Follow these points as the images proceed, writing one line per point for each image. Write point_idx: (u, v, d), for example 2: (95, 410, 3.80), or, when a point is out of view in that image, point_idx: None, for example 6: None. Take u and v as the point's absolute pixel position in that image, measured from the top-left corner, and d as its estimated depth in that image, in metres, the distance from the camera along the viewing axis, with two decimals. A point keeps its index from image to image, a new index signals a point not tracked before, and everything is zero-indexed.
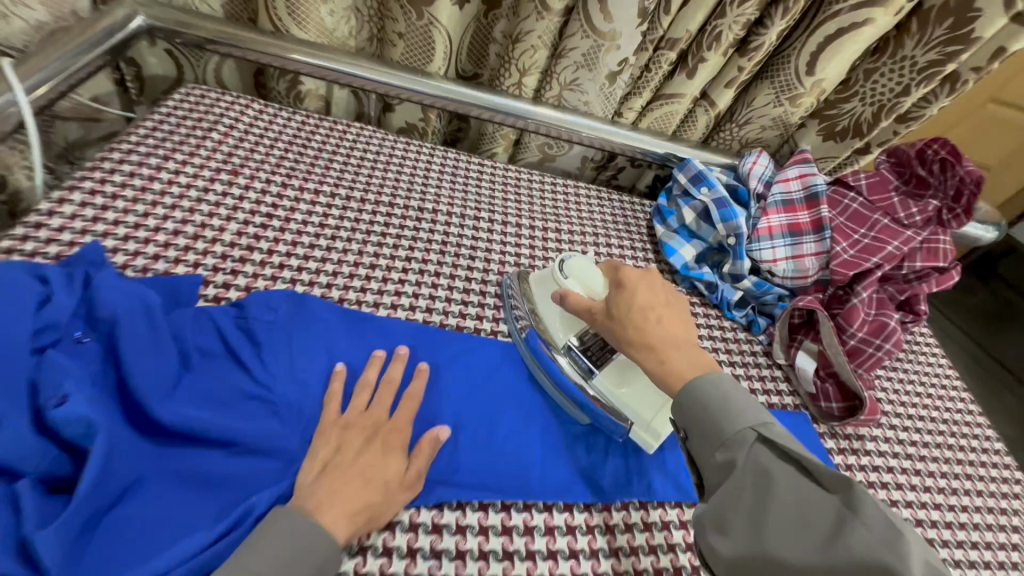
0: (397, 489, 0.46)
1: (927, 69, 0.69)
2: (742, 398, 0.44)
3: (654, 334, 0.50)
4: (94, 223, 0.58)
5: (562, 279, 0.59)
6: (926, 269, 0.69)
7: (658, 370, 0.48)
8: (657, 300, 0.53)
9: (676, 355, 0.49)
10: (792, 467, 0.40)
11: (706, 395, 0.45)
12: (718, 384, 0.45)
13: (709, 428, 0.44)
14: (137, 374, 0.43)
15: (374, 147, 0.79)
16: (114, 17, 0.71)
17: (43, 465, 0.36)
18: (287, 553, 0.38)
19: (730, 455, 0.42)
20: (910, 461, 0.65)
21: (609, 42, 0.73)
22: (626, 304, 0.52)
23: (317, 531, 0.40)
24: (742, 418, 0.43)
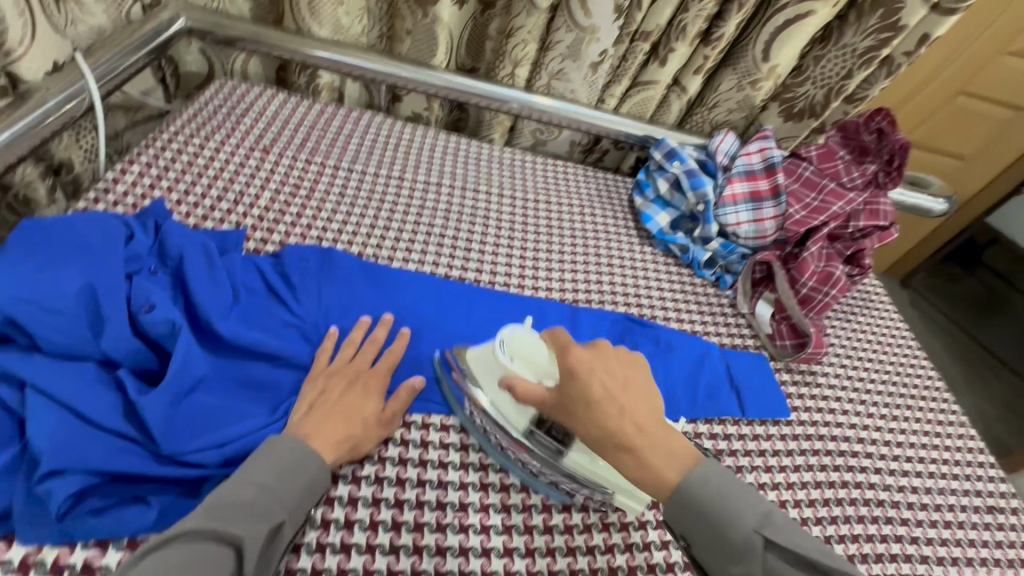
0: (373, 426, 0.51)
1: (865, 53, 0.79)
2: (734, 493, 0.45)
3: (623, 430, 0.46)
4: (152, 190, 0.69)
5: (504, 361, 0.52)
6: (869, 228, 0.79)
7: (636, 472, 0.46)
8: (616, 386, 0.48)
9: (653, 454, 0.46)
10: (804, 570, 0.41)
11: (703, 501, 0.44)
12: (710, 483, 0.45)
13: (714, 538, 0.44)
14: (202, 298, 0.53)
15: (385, 132, 0.90)
16: (159, 20, 0.81)
17: (139, 354, 0.46)
18: (283, 468, 0.43)
19: (742, 566, 0.42)
20: (857, 393, 0.74)
21: (590, 35, 0.83)
22: (584, 396, 0.47)
23: (309, 450, 0.45)
24: (743, 522, 0.43)
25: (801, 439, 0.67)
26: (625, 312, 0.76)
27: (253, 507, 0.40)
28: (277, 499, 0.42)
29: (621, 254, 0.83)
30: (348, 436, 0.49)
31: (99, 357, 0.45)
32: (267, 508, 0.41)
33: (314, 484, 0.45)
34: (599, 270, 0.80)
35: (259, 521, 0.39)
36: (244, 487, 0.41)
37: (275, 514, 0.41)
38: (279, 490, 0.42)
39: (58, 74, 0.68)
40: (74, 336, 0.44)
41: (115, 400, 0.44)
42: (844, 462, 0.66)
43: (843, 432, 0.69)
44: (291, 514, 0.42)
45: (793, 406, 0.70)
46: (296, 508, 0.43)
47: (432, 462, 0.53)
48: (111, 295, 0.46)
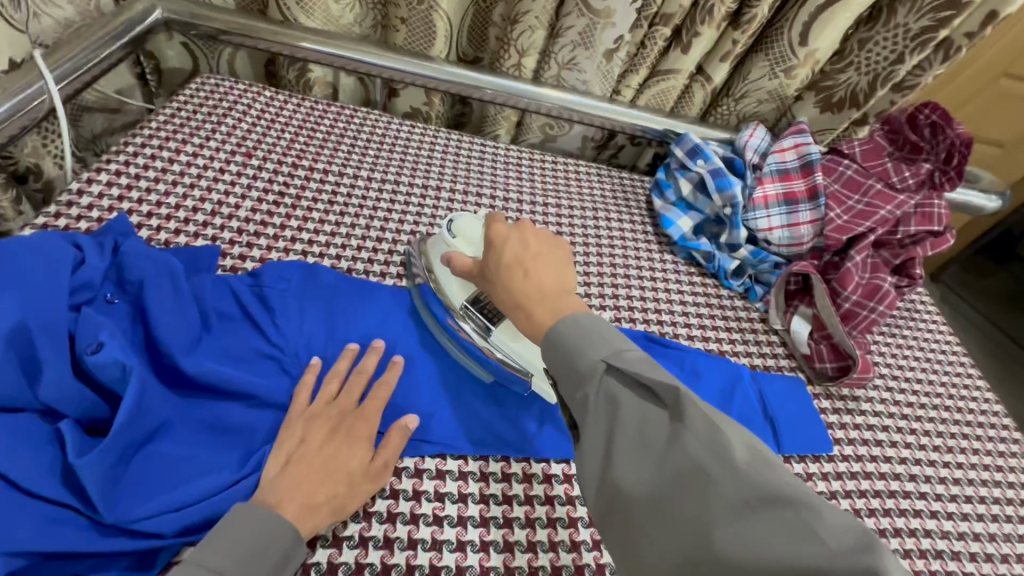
0: (360, 481, 0.45)
1: (920, 35, 0.70)
2: (596, 330, 0.41)
3: (523, 289, 0.46)
4: (121, 202, 0.62)
5: (449, 239, 0.59)
6: (920, 234, 0.70)
7: (525, 326, 0.45)
8: (527, 253, 0.48)
9: (539, 307, 0.44)
10: (637, 392, 0.37)
11: (565, 337, 0.41)
12: (575, 324, 0.41)
13: (567, 368, 0.40)
14: (162, 329, 0.47)
15: (379, 130, 0.82)
16: (132, 12, 0.74)
17: (85, 404, 0.40)
18: (246, 548, 0.38)
19: (584, 392, 0.38)
20: (906, 421, 0.66)
21: (604, 20, 0.75)
22: (493, 261, 0.49)
23: (282, 523, 0.39)
24: (593, 352, 0.39)
25: (846, 478, 0.59)
26: (644, 330, 0.68)
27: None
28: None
29: (640, 264, 0.76)
30: (329, 497, 0.42)
31: (38, 407, 0.39)
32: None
33: (284, 562, 0.39)
34: (615, 282, 0.73)
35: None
36: (197, 574, 0.35)
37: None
38: (241, 570, 0.37)
39: (16, 73, 0.62)
40: (4, 385, 0.38)
41: (54, 459, 0.38)
42: (895, 504, 0.58)
43: (892, 468, 0.61)
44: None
45: (835, 437, 0.63)
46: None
47: (426, 517, 0.47)
48: (51, 336, 0.40)
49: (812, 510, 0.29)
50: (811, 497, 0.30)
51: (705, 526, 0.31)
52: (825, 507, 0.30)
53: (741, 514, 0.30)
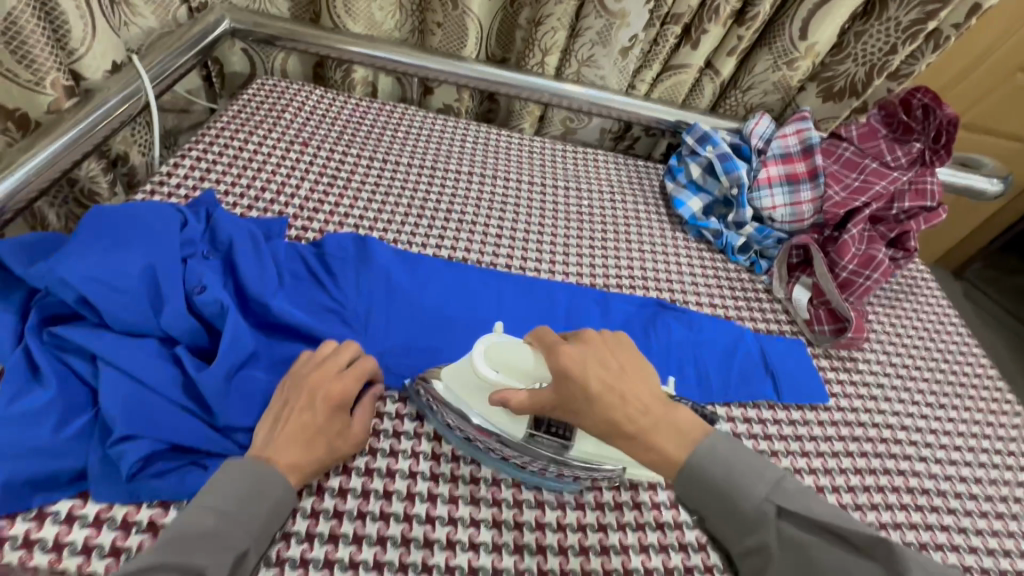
0: (339, 437, 0.48)
1: (910, 27, 0.76)
2: (745, 461, 0.42)
3: (625, 418, 0.44)
4: (202, 182, 0.73)
5: (487, 376, 0.50)
6: (914, 209, 0.76)
7: (649, 458, 0.43)
8: (613, 374, 0.46)
9: (662, 438, 0.43)
10: (819, 536, 0.37)
11: (712, 478, 0.41)
12: (716, 453, 0.42)
13: (727, 509, 0.41)
14: (248, 279, 0.57)
15: (417, 123, 0.92)
16: (205, 23, 0.85)
17: (193, 334, 0.50)
18: (245, 494, 0.41)
19: (758, 540, 0.39)
20: (900, 379, 0.72)
21: (619, 20, 0.83)
22: (572, 387, 0.45)
23: (275, 475, 0.43)
24: (753, 491, 0.40)
25: (840, 425, 0.66)
26: (656, 297, 0.75)
27: (214, 540, 0.38)
28: (241, 527, 0.40)
29: (653, 240, 0.83)
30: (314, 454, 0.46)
31: (160, 334, 0.49)
32: (231, 538, 0.39)
33: (279, 507, 0.43)
34: (630, 256, 0.80)
35: (223, 552, 0.38)
36: (202, 517, 0.39)
37: (237, 544, 0.39)
38: (241, 517, 0.40)
39: (116, 74, 0.73)
40: (137, 313, 0.48)
41: (175, 374, 0.48)
42: (886, 449, 0.64)
43: (884, 420, 0.67)
44: (256, 540, 0.41)
45: (831, 391, 0.69)
46: (262, 534, 0.41)
47: None
48: (169, 277, 0.50)
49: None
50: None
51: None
52: None
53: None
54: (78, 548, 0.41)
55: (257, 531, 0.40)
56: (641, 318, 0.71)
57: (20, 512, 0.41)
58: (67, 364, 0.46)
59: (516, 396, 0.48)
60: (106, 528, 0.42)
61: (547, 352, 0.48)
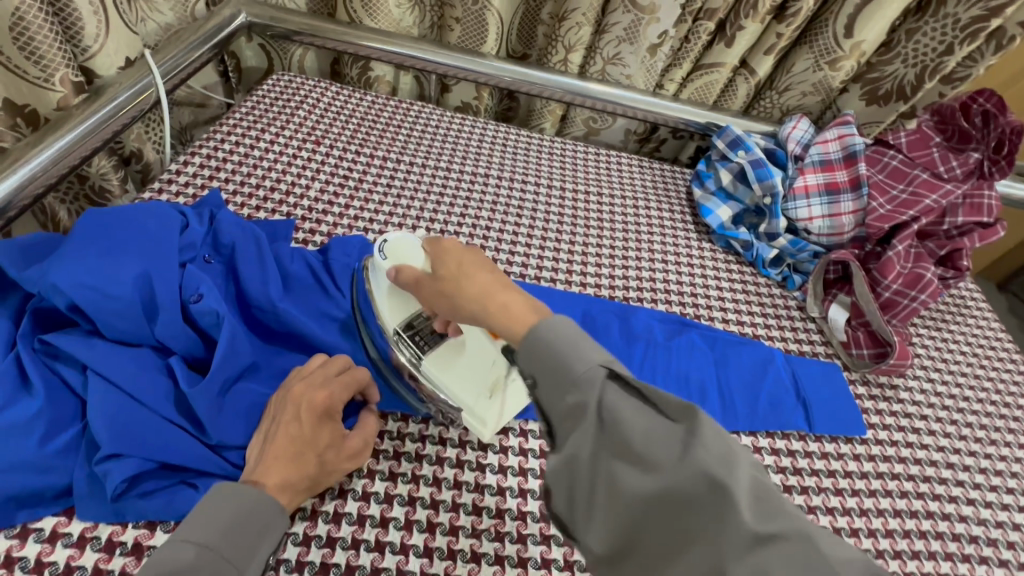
0: (333, 462, 0.45)
1: (970, 25, 0.70)
2: (580, 330, 0.34)
3: (490, 285, 0.39)
4: (211, 181, 0.71)
5: (381, 261, 0.52)
6: (969, 225, 0.69)
7: (497, 315, 0.37)
8: (478, 257, 0.42)
9: (513, 297, 0.38)
10: (637, 402, 0.31)
11: (550, 343, 0.34)
12: (555, 319, 0.35)
13: (553, 366, 0.33)
14: (253, 287, 0.55)
15: (433, 122, 0.89)
16: (222, 18, 0.83)
17: (187, 343, 0.48)
18: (231, 524, 0.38)
19: (574, 399, 0.32)
20: (946, 412, 0.66)
21: (649, 16, 0.78)
22: (445, 268, 0.42)
23: (261, 497, 0.40)
24: (589, 352, 0.33)
25: (878, 460, 0.60)
26: (678, 313, 0.71)
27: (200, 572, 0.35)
28: (228, 557, 0.37)
29: (678, 251, 0.78)
30: (304, 475, 0.43)
31: (153, 344, 0.48)
32: (218, 568, 0.36)
33: (268, 531, 0.40)
34: (653, 268, 0.76)
35: None
36: (185, 550, 0.36)
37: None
38: (226, 546, 0.37)
39: (128, 70, 0.72)
40: (130, 322, 0.46)
41: (167, 385, 0.46)
42: (929, 489, 0.59)
43: (928, 455, 0.62)
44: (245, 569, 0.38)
45: (869, 422, 0.63)
46: (253, 561, 0.38)
47: (470, 463, 0.52)
48: (164, 285, 0.48)
49: (811, 543, 0.27)
50: (817, 531, 0.28)
51: (718, 564, 0.27)
52: (837, 546, 0.27)
53: (754, 555, 0.26)
54: (59, 569, 0.40)
55: (245, 558, 0.38)
56: (662, 335, 0.66)
57: (3, 528, 0.40)
58: (58, 374, 0.45)
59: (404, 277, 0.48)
60: (89, 549, 0.41)
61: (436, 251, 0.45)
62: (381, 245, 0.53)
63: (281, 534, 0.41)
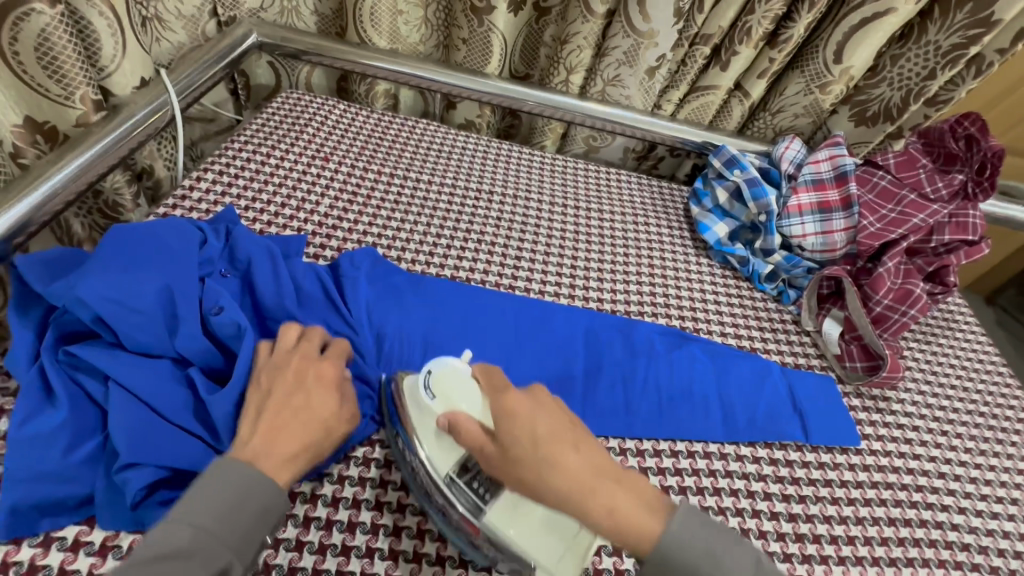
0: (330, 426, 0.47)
1: (951, 52, 0.73)
2: (709, 530, 0.39)
3: (581, 469, 0.40)
4: (223, 197, 0.73)
5: (428, 401, 0.48)
6: (955, 242, 0.72)
7: (603, 519, 0.38)
8: (562, 428, 0.41)
9: (617, 492, 0.39)
10: None
11: (683, 552, 0.38)
12: (681, 522, 0.39)
13: None
14: (268, 300, 0.56)
15: (439, 139, 0.91)
16: (234, 37, 0.85)
17: (206, 355, 0.49)
18: (225, 508, 0.38)
19: None
20: (937, 422, 0.68)
21: (647, 40, 0.81)
22: (523, 441, 0.40)
23: (259, 480, 0.40)
24: (738, 557, 0.38)
25: (873, 471, 0.62)
26: (678, 327, 0.73)
27: (191, 554, 0.36)
28: (220, 540, 0.37)
29: (677, 267, 0.80)
30: (307, 446, 0.44)
31: (173, 356, 0.49)
32: (209, 552, 0.37)
33: (265, 515, 0.40)
34: (653, 283, 0.78)
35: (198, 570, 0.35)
36: (180, 531, 0.36)
37: (218, 560, 0.37)
38: (221, 529, 0.38)
39: (143, 88, 0.74)
40: (151, 334, 0.48)
41: (186, 395, 0.48)
42: (922, 498, 0.61)
43: (921, 465, 0.64)
44: (239, 553, 0.38)
45: (863, 433, 0.65)
46: (245, 544, 0.39)
47: None
48: (186, 299, 0.50)
49: None
50: None
51: None
52: None
53: None
54: None
55: (237, 542, 0.38)
56: (663, 348, 0.68)
57: (26, 537, 0.41)
58: (79, 385, 0.46)
59: (457, 424, 0.43)
60: (111, 557, 0.42)
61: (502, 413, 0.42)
62: (426, 375, 0.49)
63: (277, 516, 0.41)
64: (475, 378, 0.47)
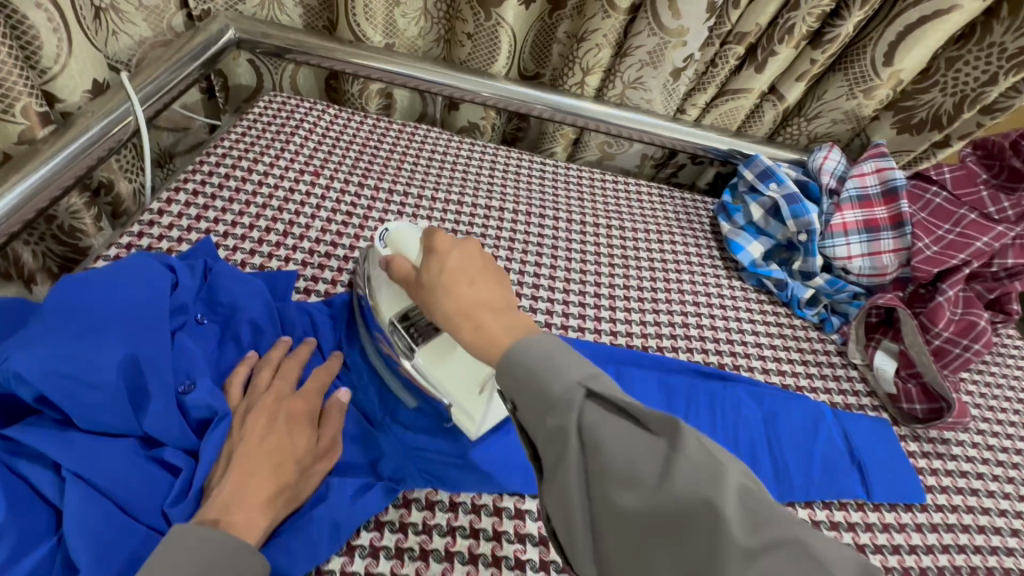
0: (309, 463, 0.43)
1: (1017, 55, 0.66)
2: (561, 346, 0.33)
3: (467, 298, 0.38)
4: (198, 222, 0.63)
5: (380, 249, 0.51)
6: (1019, 267, 0.65)
7: (472, 337, 0.37)
8: (472, 264, 0.40)
9: (489, 316, 0.37)
10: (619, 420, 0.30)
11: (526, 360, 0.33)
12: (537, 340, 0.33)
13: (532, 389, 0.32)
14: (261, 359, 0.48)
15: (442, 147, 0.81)
16: (208, 33, 0.75)
17: (180, 436, 0.41)
18: (196, 572, 0.33)
19: (555, 424, 0.30)
20: (1003, 468, 0.61)
21: (676, 39, 0.73)
22: (428, 271, 0.41)
23: (233, 543, 0.35)
24: (567, 372, 0.31)
25: (941, 531, 0.55)
26: (716, 364, 0.65)
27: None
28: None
29: (709, 292, 0.73)
30: (282, 487, 0.41)
31: (140, 434, 0.41)
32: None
33: None
34: (685, 312, 0.70)
35: None
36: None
37: None
38: None
39: (101, 95, 0.63)
40: (114, 412, 0.39)
41: (156, 485, 0.39)
42: (998, 561, 0.54)
43: (991, 521, 0.57)
44: None
45: (926, 485, 0.59)
46: None
47: (508, 560, 0.45)
48: (155, 366, 0.41)
49: (807, 549, 0.26)
50: (812, 535, 0.26)
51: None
52: (829, 551, 0.26)
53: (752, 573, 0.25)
54: None
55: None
56: (704, 390, 0.61)
57: None
58: (19, 474, 0.37)
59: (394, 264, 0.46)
60: None
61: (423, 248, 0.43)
62: (383, 235, 0.52)
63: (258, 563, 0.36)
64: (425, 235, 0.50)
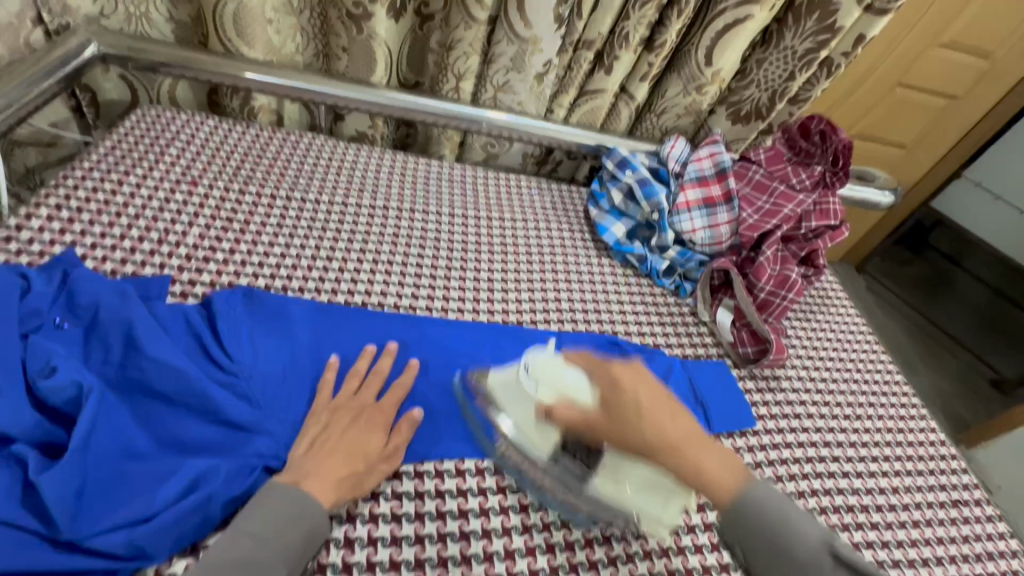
0: (376, 462, 0.52)
1: (805, 55, 0.80)
2: (789, 505, 0.46)
3: (674, 434, 0.45)
4: (62, 235, 0.63)
5: (530, 388, 0.51)
6: (821, 228, 0.80)
7: (695, 476, 0.45)
8: (660, 398, 0.47)
9: (703, 454, 0.45)
10: None
11: (767, 519, 0.45)
12: (762, 491, 0.46)
13: (781, 555, 0.44)
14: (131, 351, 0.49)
15: (327, 153, 0.85)
16: (66, 46, 0.74)
17: (37, 428, 0.43)
18: (273, 524, 0.44)
19: None
20: (820, 395, 0.74)
21: (532, 46, 0.81)
22: (629, 408, 0.46)
23: (302, 496, 0.46)
24: (810, 536, 0.44)
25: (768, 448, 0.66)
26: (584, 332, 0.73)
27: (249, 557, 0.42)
28: (279, 554, 0.43)
29: (581, 270, 0.81)
30: (352, 473, 0.50)
31: None
32: (268, 562, 0.42)
33: (313, 531, 0.45)
34: (559, 289, 0.78)
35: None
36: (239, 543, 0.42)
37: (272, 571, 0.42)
38: (276, 539, 0.43)
39: None
40: None
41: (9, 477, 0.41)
42: (813, 469, 0.66)
43: (809, 438, 0.69)
44: (292, 565, 0.44)
45: (758, 414, 0.70)
46: (298, 557, 0.44)
47: (385, 516, 0.52)
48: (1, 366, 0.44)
49: None
50: None
51: None
52: None
53: None
54: None
55: (293, 559, 0.43)
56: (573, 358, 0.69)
57: None
58: None
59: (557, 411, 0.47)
60: None
61: (609, 387, 0.47)
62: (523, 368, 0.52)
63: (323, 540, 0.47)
64: (569, 360, 0.51)
